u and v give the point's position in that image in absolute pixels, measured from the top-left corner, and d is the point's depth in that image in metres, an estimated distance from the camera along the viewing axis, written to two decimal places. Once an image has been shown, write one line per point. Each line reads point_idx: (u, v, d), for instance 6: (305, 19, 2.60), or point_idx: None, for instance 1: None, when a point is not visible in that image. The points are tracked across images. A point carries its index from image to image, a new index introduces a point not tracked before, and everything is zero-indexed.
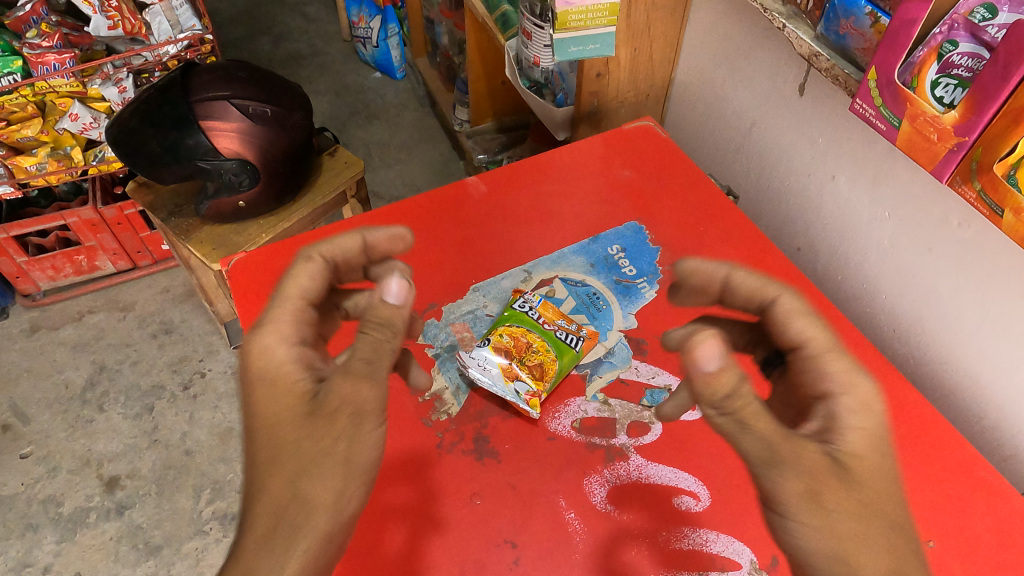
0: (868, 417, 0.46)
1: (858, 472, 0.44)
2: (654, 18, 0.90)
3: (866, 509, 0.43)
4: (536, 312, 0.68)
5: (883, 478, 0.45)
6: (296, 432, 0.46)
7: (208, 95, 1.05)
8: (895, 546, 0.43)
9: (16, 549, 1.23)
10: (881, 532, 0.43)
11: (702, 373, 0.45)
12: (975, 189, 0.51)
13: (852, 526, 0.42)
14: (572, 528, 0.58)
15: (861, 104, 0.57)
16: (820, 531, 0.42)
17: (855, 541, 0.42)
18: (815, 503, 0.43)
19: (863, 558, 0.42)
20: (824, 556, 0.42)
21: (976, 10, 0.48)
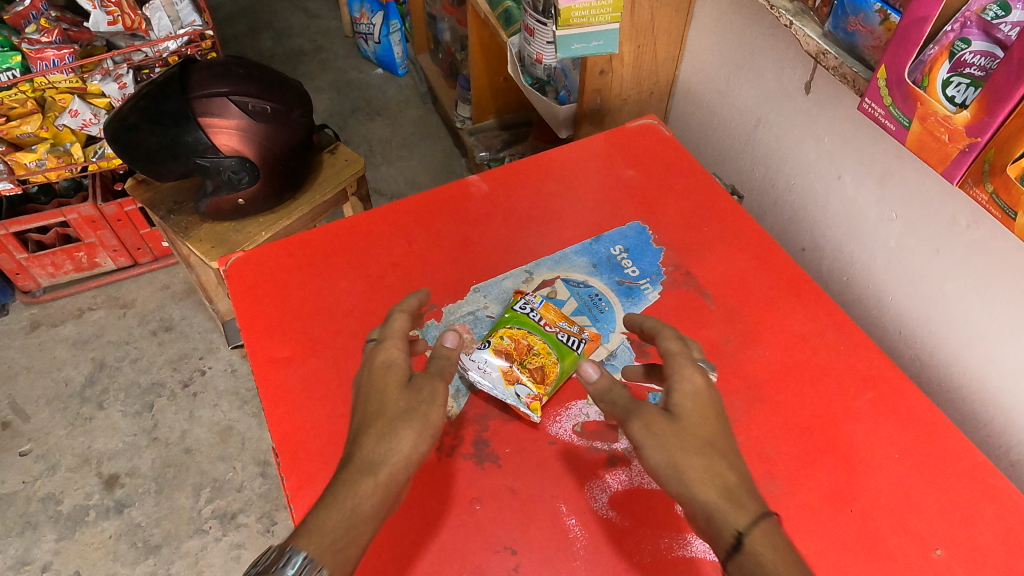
0: (690, 381, 0.54)
1: (682, 414, 0.52)
2: (659, 15, 0.89)
3: (689, 436, 0.51)
4: (537, 314, 0.67)
5: (706, 418, 0.52)
6: (389, 415, 0.52)
7: (205, 91, 1.03)
8: (720, 461, 0.50)
9: (15, 547, 1.23)
10: (703, 448, 0.50)
11: (588, 382, 0.56)
12: (987, 191, 0.50)
13: (676, 446, 0.50)
14: (573, 534, 0.57)
15: (870, 103, 0.56)
16: (654, 453, 0.50)
17: (684, 455, 0.50)
18: (656, 443, 0.50)
19: (690, 468, 0.49)
20: (665, 471, 0.50)
21: (989, 8, 0.46)
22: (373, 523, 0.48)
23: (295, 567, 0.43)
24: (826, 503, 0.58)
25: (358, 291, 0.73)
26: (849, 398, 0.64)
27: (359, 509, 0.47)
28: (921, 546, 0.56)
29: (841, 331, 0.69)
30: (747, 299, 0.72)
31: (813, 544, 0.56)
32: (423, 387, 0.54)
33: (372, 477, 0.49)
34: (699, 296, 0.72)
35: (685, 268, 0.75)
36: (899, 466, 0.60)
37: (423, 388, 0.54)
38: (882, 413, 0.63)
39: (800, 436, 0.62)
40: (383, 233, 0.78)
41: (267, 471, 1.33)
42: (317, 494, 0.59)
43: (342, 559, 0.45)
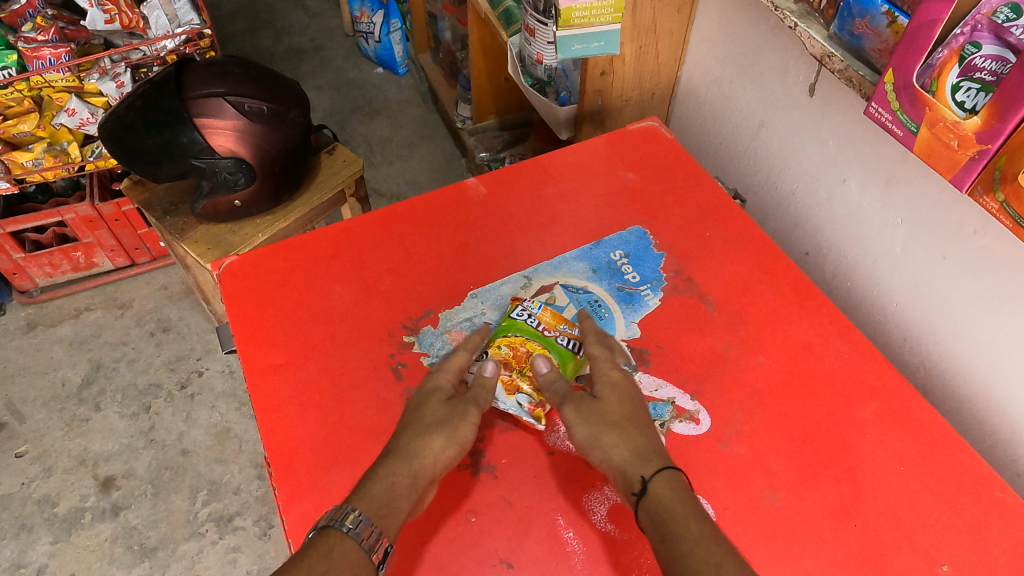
0: (612, 372, 0.60)
1: (604, 396, 0.58)
2: (661, 15, 0.88)
3: (608, 414, 0.57)
4: (536, 320, 0.66)
5: (627, 400, 0.58)
6: (429, 421, 0.57)
7: (201, 92, 1.02)
8: (639, 433, 0.56)
9: (10, 549, 1.22)
10: (620, 423, 0.56)
11: (540, 375, 0.61)
12: (998, 200, 0.49)
13: (599, 426, 0.56)
14: (571, 548, 0.56)
15: (877, 108, 0.55)
16: (580, 429, 0.56)
17: (605, 430, 0.56)
18: (585, 429, 0.56)
19: (611, 441, 0.55)
20: (589, 444, 0.56)
21: (999, 11, 0.45)
22: (405, 508, 0.52)
23: (349, 523, 0.49)
24: (830, 517, 0.57)
25: (354, 296, 0.71)
26: (854, 408, 0.63)
27: (395, 491, 0.52)
28: (927, 561, 0.55)
29: (845, 339, 0.68)
30: (750, 306, 0.70)
31: (816, 559, 0.55)
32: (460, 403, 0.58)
33: (405, 467, 0.54)
34: (701, 303, 0.71)
35: (686, 274, 0.74)
36: (904, 477, 0.59)
37: (460, 403, 0.58)
38: (886, 423, 0.62)
39: (803, 446, 0.61)
40: (379, 237, 0.77)
41: (265, 474, 1.32)
42: (310, 504, 0.58)
43: (387, 523, 0.51)
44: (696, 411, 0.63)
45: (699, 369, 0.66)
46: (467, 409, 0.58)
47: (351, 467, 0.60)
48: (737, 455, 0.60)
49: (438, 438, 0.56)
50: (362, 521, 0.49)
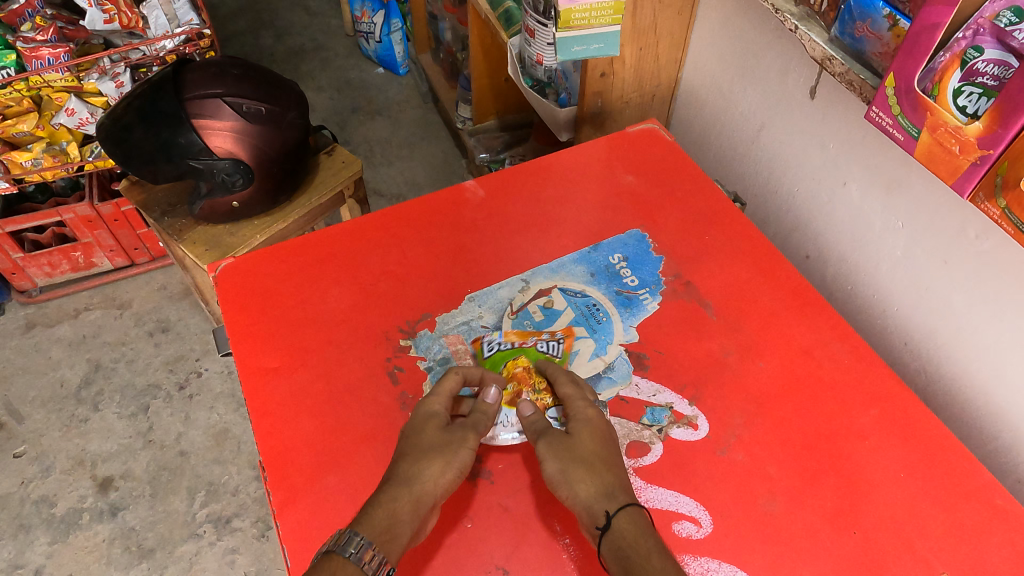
0: (586, 407, 0.58)
1: (575, 432, 0.56)
2: (661, 17, 0.87)
3: (578, 450, 0.55)
4: (506, 342, 0.68)
5: (599, 435, 0.56)
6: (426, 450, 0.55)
7: (199, 92, 1.02)
8: (610, 469, 0.54)
9: (8, 549, 1.21)
10: (591, 459, 0.54)
11: (525, 418, 0.59)
12: (999, 206, 0.48)
13: (567, 462, 0.54)
14: (567, 555, 0.56)
15: (878, 112, 0.54)
16: (550, 464, 0.55)
17: (573, 466, 0.54)
18: (555, 468, 0.54)
19: (578, 478, 0.53)
20: (557, 480, 0.54)
21: (1002, 15, 0.44)
22: (407, 534, 0.51)
23: (351, 548, 0.48)
24: (828, 524, 0.57)
25: (351, 298, 0.71)
26: (853, 415, 0.63)
27: (395, 518, 0.51)
28: (926, 569, 0.54)
29: (845, 344, 0.67)
30: (749, 310, 0.70)
31: (814, 566, 0.54)
32: (457, 429, 0.57)
33: (405, 493, 0.52)
34: (700, 307, 0.70)
35: (685, 277, 0.73)
36: (903, 484, 0.59)
37: (458, 429, 0.57)
38: (886, 429, 0.62)
39: (802, 452, 0.60)
40: (376, 241, 0.76)
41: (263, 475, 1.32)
42: (305, 509, 0.57)
43: (388, 549, 0.50)
44: (694, 416, 0.63)
45: (697, 374, 0.65)
46: (465, 435, 0.56)
47: (346, 471, 0.60)
48: (736, 461, 0.60)
49: (435, 464, 0.54)
50: (364, 547, 0.48)
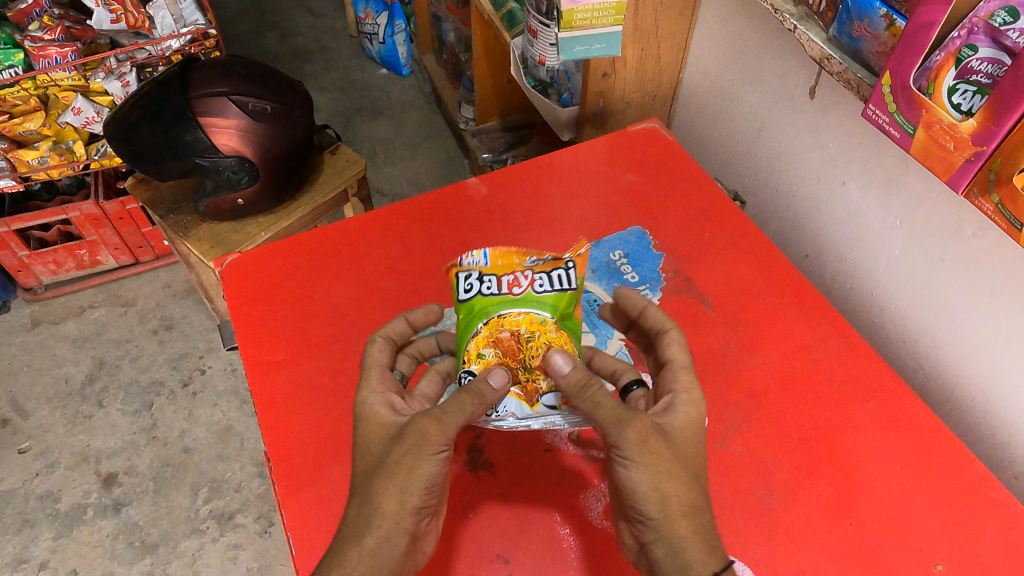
0: (696, 404, 0.51)
1: (679, 437, 0.49)
2: (663, 17, 0.88)
3: (680, 462, 0.48)
4: (496, 287, 0.56)
5: (698, 445, 0.50)
6: (369, 487, 0.49)
7: (205, 91, 1.03)
8: (704, 493, 0.48)
9: (12, 544, 1.22)
10: (692, 478, 0.48)
11: (561, 376, 0.49)
12: (993, 202, 0.49)
13: (668, 472, 0.47)
14: (567, 544, 0.57)
15: (874, 110, 0.55)
16: (645, 472, 0.46)
17: (670, 482, 0.47)
18: (651, 479, 0.47)
19: (676, 501, 0.47)
20: (645, 492, 0.47)
21: (996, 14, 0.45)
22: None
23: None
24: (825, 516, 0.57)
25: (355, 292, 0.72)
26: (851, 409, 0.63)
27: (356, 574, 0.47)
28: (922, 560, 0.55)
29: (843, 340, 0.68)
30: (748, 307, 0.71)
31: (810, 557, 0.55)
32: (407, 434, 0.49)
33: (361, 542, 0.48)
34: (699, 303, 0.71)
35: (685, 274, 0.74)
36: (900, 477, 0.59)
37: (408, 436, 0.49)
38: (883, 424, 0.62)
39: (799, 446, 0.61)
40: (378, 237, 0.77)
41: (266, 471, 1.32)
42: (310, 499, 0.58)
43: None
44: None
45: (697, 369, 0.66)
46: (416, 446, 0.48)
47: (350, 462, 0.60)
48: (735, 454, 0.61)
49: (389, 494, 0.48)
50: None
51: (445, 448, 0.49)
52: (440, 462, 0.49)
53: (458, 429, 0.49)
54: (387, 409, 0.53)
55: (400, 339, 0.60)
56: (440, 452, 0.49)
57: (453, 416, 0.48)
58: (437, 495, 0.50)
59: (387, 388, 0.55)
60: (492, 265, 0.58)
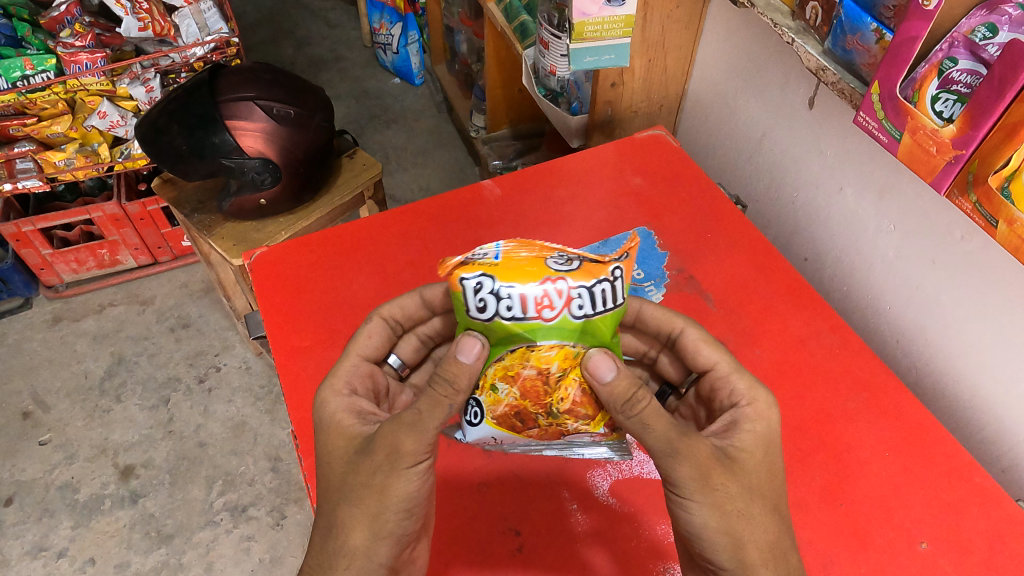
0: (762, 421, 0.51)
1: (746, 463, 0.48)
2: (670, 30, 0.93)
3: (748, 487, 0.47)
4: (517, 307, 0.50)
5: (770, 473, 0.49)
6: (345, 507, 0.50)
7: (233, 96, 1.09)
8: (781, 530, 0.48)
9: (32, 533, 1.27)
10: (766, 514, 0.47)
11: (602, 384, 0.50)
12: (971, 201, 0.53)
13: (736, 505, 0.47)
14: (575, 519, 0.61)
15: (865, 116, 0.60)
16: (712, 514, 0.46)
17: (737, 518, 0.46)
18: (717, 514, 0.46)
19: (749, 547, 0.46)
20: (712, 527, 0.46)
21: (977, 30, 0.49)
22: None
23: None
24: (817, 497, 0.61)
25: (375, 285, 0.76)
26: (843, 399, 0.67)
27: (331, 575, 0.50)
28: (908, 539, 0.58)
29: (837, 335, 0.71)
30: (748, 303, 0.75)
31: (803, 535, 0.59)
32: (378, 449, 0.49)
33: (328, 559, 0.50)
34: (701, 299, 0.75)
35: (688, 271, 0.78)
36: (888, 463, 0.63)
37: (379, 450, 0.49)
38: (874, 414, 0.66)
39: (793, 433, 0.65)
40: (398, 234, 0.82)
41: (278, 466, 1.36)
42: None
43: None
44: None
45: None
46: (390, 463, 0.48)
47: None
48: None
49: (361, 522, 0.49)
50: None
51: (426, 452, 0.49)
52: (420, 473, 0.50)
53: (436, 428, 0.49)
54: (352, 418, 0.53)
55: (400, 319, 0.62)
56: (416, 463, 0.49)
57: (428, 417, 0.48)
58: (421, 506, 0.51)
59: (352, 388, 0.56)
60: (509, 272, 0.51)
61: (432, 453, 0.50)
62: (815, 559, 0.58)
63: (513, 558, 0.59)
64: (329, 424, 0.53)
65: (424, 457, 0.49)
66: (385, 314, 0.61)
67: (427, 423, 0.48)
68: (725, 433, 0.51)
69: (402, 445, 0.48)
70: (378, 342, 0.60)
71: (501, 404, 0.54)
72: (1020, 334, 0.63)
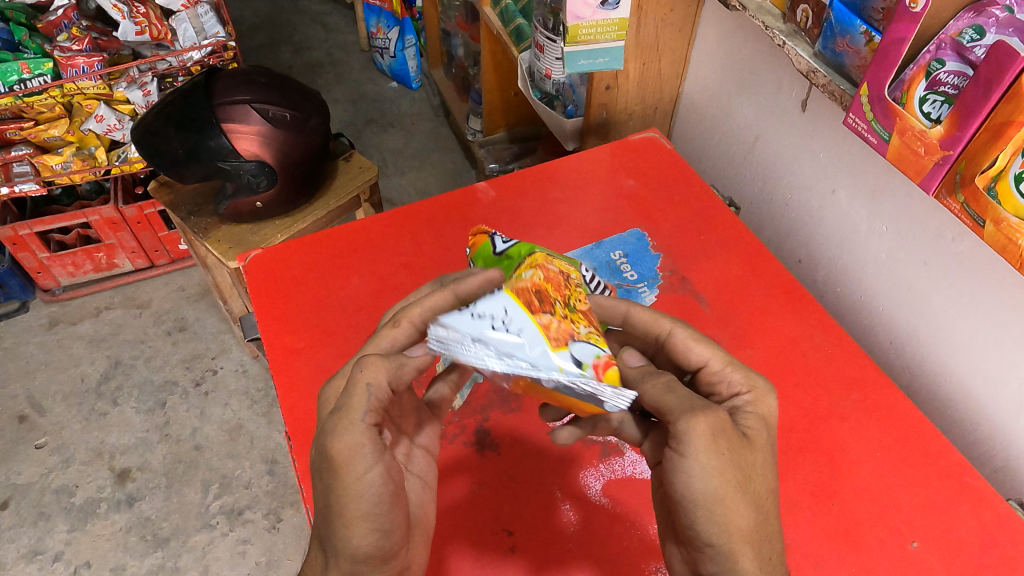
0: (767, 409, 0.51)
1: (752, 442, 0.48)
2: (664, 34, 0.93)
3: (750, 464, 0.47)
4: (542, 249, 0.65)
5: (770, 457, 0.49)
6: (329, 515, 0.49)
7: (229, 99, 1.09)
8: (767, 516, 0.47)
9: (27, 536, 1.26)
10: (760, 496, 0.47)
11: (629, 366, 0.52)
12: (959, 201, 0.54)
13: (737, 477, 0.46)
14: (567, 519, 0.61)
15: (854, 118, 0.60)
16: (711, 479, 0.45)
17: (735, 489, 0.45)
18: (718, 482, 0.45)
19: (738, 519, 0.45)
20: (712, 491, 0.45)
21: (965, 32, 0.49)
22: None
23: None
24: (808, 496, 0.61)
25: (371, 287, 0.77)
26: (834, 399, 0.67)
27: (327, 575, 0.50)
28: (899, 538, 0.59)
29: (828, 336, 0.72)
30: (741, 304, 0.75)
31: (794, 535, 0.59)
32: (322, 464, 0.49)
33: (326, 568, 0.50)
34: (694, 300, 0.76)
35: (681, 273, 0.79)
36: (880, 462, 0.63)
37: (324, 467, 0.49)
38: (866, 415, 0.66)
39: (785, 434, 0.65)
40: (392, 235, 0.82)
41: (275, 469, 1.36)
42: None
43: None
44: None
45: None
46: (335, 474, 0.48)
47: None
48: None
49: (346, 530, 0.49)
50: None
51: (372, 454, 0.48)
52: (373, 478, 0.48)
53: (363, 420, 0.49)
54: None
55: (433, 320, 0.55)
56: (366, 469, 0.48)
57: (350, 415, 0.48)
58: (391, 518, 0.49)
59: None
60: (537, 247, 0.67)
61: (381, 455, 0.49)
62: (806, 558, 0.58)
63: (505, 559, 0.59)
64: None
65: (368, 453, 0.48)
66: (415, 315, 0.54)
67: (353, 421, 0.48)
68: (730, 415, 0.50)
69: (330, 456, 0.48)
70: (402, 347, 0.54)
71: (525, 281, 0.55)
72: (1011, 335, 0.63)
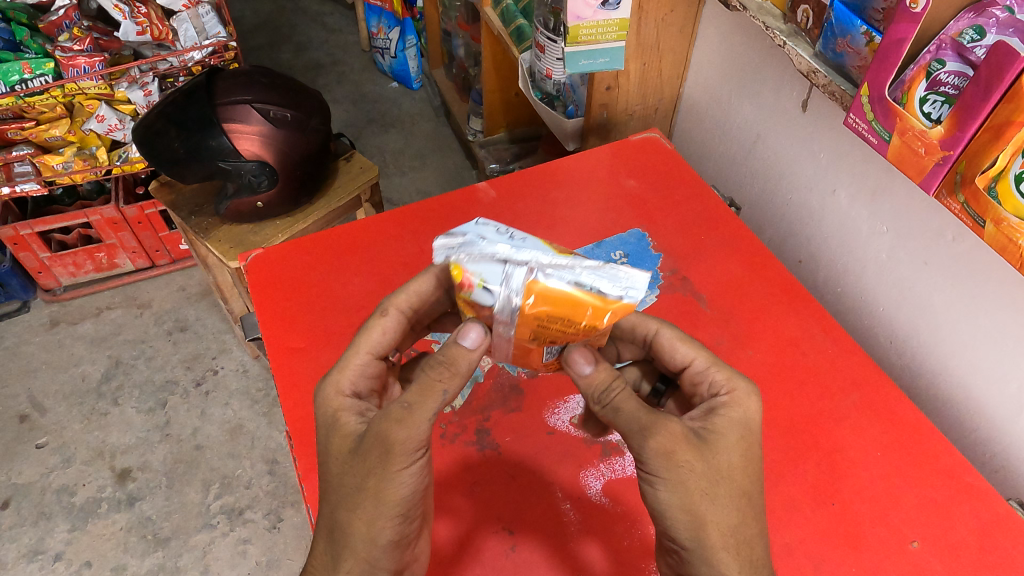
0: (737, 407, 0.51)
1: (716, 446, 0.48)
2: (665, 34, 0.93)
3: (717, 470, 0.47)
4: None
5: (743, 458, 0.49)
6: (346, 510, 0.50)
7: (230, 99, 1.09)
8: (748, 517, 0.48)
9: (28, 536, 1.26)
10: (732, 498, 0.47)
11: (580, 375, 0.50)
12: (959, 201, 0.54)
13: (702, 485, 0.46)
14: (568, 518, 0.61)
15: (854, 118, 0.60)
16: (674, 490, 0.46)
17: (699, 498, 0.46)
18: (680, 495, 0.46)
19: (709, 527, 0.46)
20: (675, 505, 0.46)
21: (966, 32, 0.49)
22: None
23: None
24: (809, 495, 0.61)
25: (372, 287, 0.77)
26: (835, 399, 0.67)
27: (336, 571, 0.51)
28: (899, 538, 0.59)
29: (829, 335, 0.72)
30: (742, 304, 0.75)
31: (794, 535, 0.59)
32: (370, 447, 0.49)
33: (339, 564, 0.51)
34: (695, 300, 0.76)
35: (682, 273, 0.79)
36: (880, 462, 0.63)
37: (371, 450, 0.49)
38: (866, 415, 0.66)
39: (786, 434, 0.65)
40: (393, 236, 0.82)
41: (276, 469, 1.36)
42: None
43: None
44: None
45: None
46: (383, 461, 0.48)
47: None
48: None
49: (358, 525, 0.50)
50: None
51: (417, 452, 0.49)
52: (413, 471, 0.49)
53: (429, 420, 0.48)
54: (352, 417, 0.53)
55: (417, 307, 0.56)
56: (409, 463, 0.49)
57: (417, 410, 0.48)
58: (415, 508, 0.51)
59: (356, 389, 0.55)
60: None
61: (425, 449, 0.50)
62: (806, 558, 0.58)
63: (505, 558, 0.59)
64: (325, 419, 0.53)
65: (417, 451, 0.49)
66: (400, 303, 0.56)
67: (419, 418, 0.48)
68: (700, 419, 0.51)
69: (386, 447, 0.48)
70: (391, 338, 0.55)
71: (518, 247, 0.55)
72: (1011, 335, 0.63)
